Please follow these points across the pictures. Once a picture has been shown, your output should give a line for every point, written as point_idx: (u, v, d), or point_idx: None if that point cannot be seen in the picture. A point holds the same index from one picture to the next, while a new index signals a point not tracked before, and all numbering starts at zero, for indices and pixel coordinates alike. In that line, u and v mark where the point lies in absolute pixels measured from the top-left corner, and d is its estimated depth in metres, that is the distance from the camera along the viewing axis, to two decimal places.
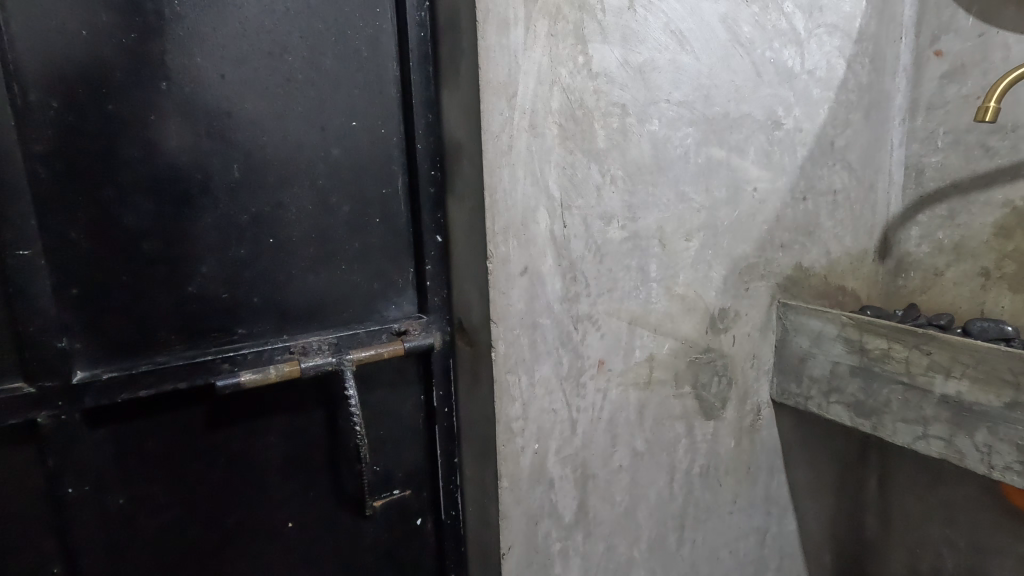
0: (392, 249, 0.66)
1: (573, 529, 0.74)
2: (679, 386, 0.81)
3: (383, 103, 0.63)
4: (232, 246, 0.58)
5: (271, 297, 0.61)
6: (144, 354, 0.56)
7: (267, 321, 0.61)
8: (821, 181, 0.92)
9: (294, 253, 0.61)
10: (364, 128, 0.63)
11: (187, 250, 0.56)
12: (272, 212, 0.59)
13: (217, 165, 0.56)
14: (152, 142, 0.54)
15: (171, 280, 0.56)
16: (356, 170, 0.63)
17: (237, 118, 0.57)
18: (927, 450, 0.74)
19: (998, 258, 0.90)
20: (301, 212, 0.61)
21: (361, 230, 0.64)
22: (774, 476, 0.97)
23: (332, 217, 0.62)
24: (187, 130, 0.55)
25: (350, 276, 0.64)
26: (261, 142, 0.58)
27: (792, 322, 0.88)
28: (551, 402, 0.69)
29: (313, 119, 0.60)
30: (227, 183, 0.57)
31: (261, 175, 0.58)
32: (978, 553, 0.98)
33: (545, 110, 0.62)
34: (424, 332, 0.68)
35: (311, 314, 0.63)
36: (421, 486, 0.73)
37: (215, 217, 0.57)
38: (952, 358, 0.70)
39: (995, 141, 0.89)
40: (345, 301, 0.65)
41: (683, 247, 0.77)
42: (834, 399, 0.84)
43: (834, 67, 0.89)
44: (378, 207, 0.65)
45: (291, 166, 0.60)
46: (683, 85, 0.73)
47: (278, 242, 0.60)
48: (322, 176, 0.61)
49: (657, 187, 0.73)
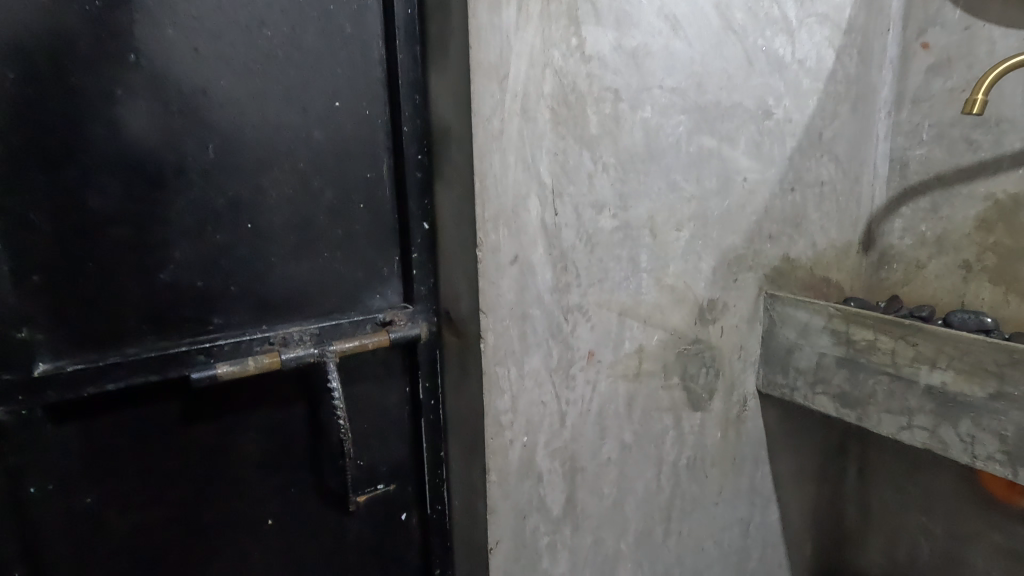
0: (377, 236, 0.64)
1: (561, 523, 0.73)
2: (668, 378, 0.80)
3: (367, 83, 0.60)
4: (206, 233, 0.55)
5: (249, 286, 0.58)
6: (112, 346, 0.52)
7: (245, 312, 0.58)
8: (809, 172, 0.92)
9: (274, 240, 0.58)
10: (348, 110, 0.60)
11: (158, 237, 0.53)
12: (250, 196, 0.56)
13: (190, 147, 0.53)
14: (120, 120, 0.50)
15: (142, 268, 0.53)
16: (340, 153, 0.60)
17: (212, 96, 0.53)
18: (911, 440, 0.75)
19: (979, 251, 0.91)
20: (281, 197, 0.58)
21: (344, 216, 0.61)
22: (758, 466, 0.98)
23: (314, 203, 0.60)
24: (157, 107, 0.51)
25: (333, 264, 0.62)
26: (238, 122, 0.55)
27: (779, 314, 0.88)
28: (540, 394, 0.67)
29: (294, 99, 0.57)
30: (201, 166, 0.54)
31: (238, 158, 0.55)
32: (954, 540, 1.00)
33: (537, 94, 0.60)
34: (410, 323, 0.65)
35: (292, 304, 0.60)
36: (406, 480, 0.71)
37: (188, 201, 0.54)
38: (937, 350, 0.71)
39: (979, 135, 0.89)
40: (327, 290, 0.62)
41: (673, 238, 0.76)
42: (819, 390, 0.84)
43: (823, 57, 0.89)
44: (362, 193, 0.62)
45: (270, 148, 0.57)
46: (676, 72, 0.71)
47: (257, 229, 0.57)
48: (303, 159, 0.58)
49: (649, 176, 0.72)
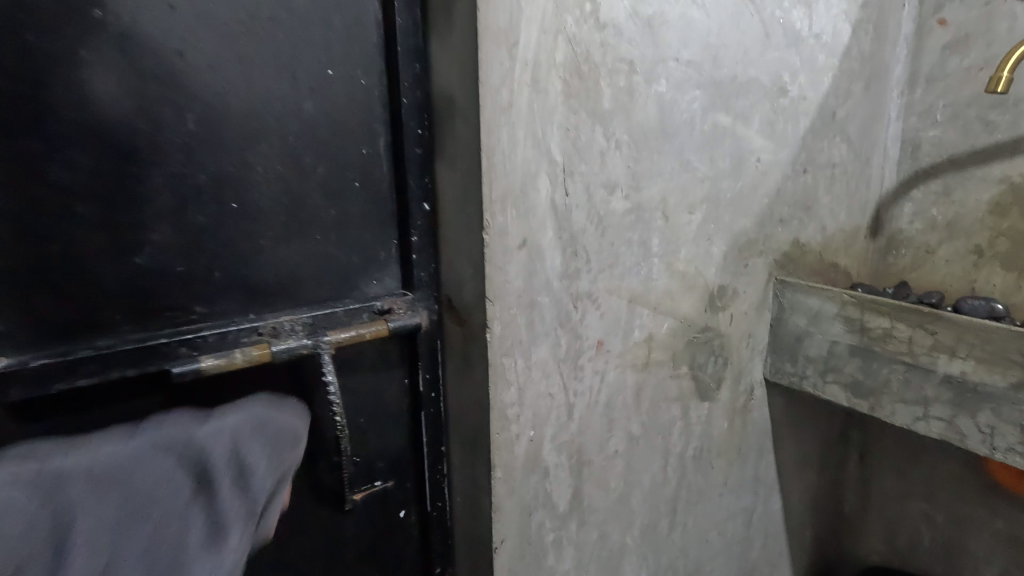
0: (373, 218, 0.59)
1: (567, 519, 0.70)
2: (676, 367, 0.77)
3: (363, 50, 0.55)
4: (187, 213, 0.50)
5: (235, 272, 0.53)
6: (83, 338, 0.48)
7: (231, 300, 0.53)
8: (821, 154, 0.88)
9: (262, 222, 0.53)
10: (342, 79, 0.55)
11: (133, 216, 0.48)
12: (235, 173, 0.51)
13: (166, 116, 0.48)
14: (86, 85, 0.44)
15: (115, 252, 0.48)
16: (333, 127, 0.55)
17: (190, 60, 0.48)
18: (927, 431, 0.73)
19: (992, 236, 0.89)
20: (269, 174, 0.53)
21: (338, 196, 0.57)
22: (763, 456, 0.96)
23: (305, 181, 0.55)
24: (129, 71, 0.46)
25: (326, 248, 0.57)
26: (220, 91, 0.49)
27: (789, 300, 0.85)
28: (548, 386, 0.64)
29: (282, 65, 0.52)
30: (179, 138, 0.49)
31: (220, 130, 0.50)
32: (956, 527, 0.99)
33: (548, 63, 0.55)
34: (410, 311, 0.61)
35: (281, 291, 0.55)
36: (405, 476, 0.67)
37: (166, 177, 0.49)
38: (957, 338, 0.68)
39: (996, 116, 0.86)
40: (321, 276, 0.57)
41: (685, 221, 0.72)
42: (830, 379, 0.82)
43: (839, 32, 0.85)
44: (357, 171, 0.57)
45: (256, 120, 0.51)
46: (692, 44, 0.67)
47: (243, 209, 0.52)
48: (293, 132, 0.53)
49: (662, 155, 0.67)
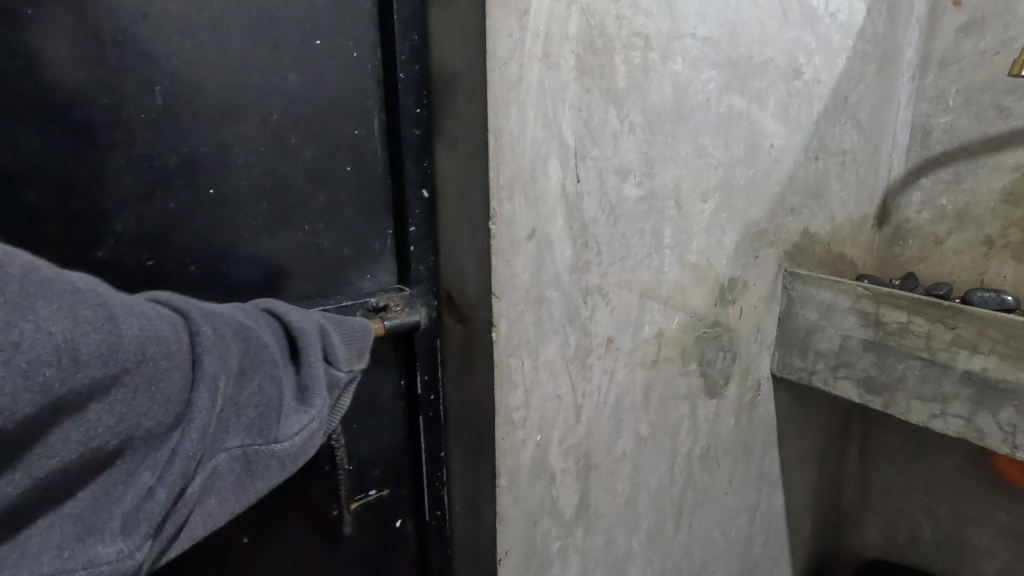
0: (367, 206, 0.54)
1: (573, 525, 0.66)
2: (685, 364, 0.73)
3: (354, 18, 0.50)
4: (155, 199, 0.44)
5: (212, 268, 0.47)
6: None
7: (208, 298, 0.48)
8: (833, 140, 0.85)
9: (242, 210, 0.48)
10: (328, 51, 0.49)
11: (90, 198, 0.42)
12: (211, 154, 0.45)
13: (128, 86, 0.42)
14: (30, 47, 0.38)
15: (72, 243, 0.42)
16: (321, 104, 0.49)
17: (156, 23, 0.42)
18: (944, 428, 0.70)
19: (1003, 226, 0.86)
20: (251, 155, 0.47)
21: (328, 181, 0.51)
22: (767, 452, 0.93)
23: (291, 164, 0.49)
24: (83, 33, 0.39)
25: (315, 239, 0.52)
26: (191, 59, 0.43)
27: (798, 293, 0.82)
28: (555, 387, 0.59)
29: (262, 33, 0.46)
30: (144, 112, 0.42)
31: (192, 104, 0.44)
32: (959, 521, 0.98)
33: (561, 35, 0.50)
34: (407, 308, 0.56)
35: (265, 289, 0.50)
36: (401, 484, 0.63)
37: (130, 157, 0.43)
38: (980, 333, 0.65)
39: (1011, 102, 0.84)
40: (309, 270, 0.52)
41: (698, 210, 0.68)
42: (841, 374, 0.79)
43: (854, 12, 0.81)
44: (350, 153, 0.52)
45: (233, 94, 0.45)
46: (709, 19, 0.62)
47: (220, 196, 0.46)
48: (276, 110, 0.48)
49: (676, 139, 0.63)
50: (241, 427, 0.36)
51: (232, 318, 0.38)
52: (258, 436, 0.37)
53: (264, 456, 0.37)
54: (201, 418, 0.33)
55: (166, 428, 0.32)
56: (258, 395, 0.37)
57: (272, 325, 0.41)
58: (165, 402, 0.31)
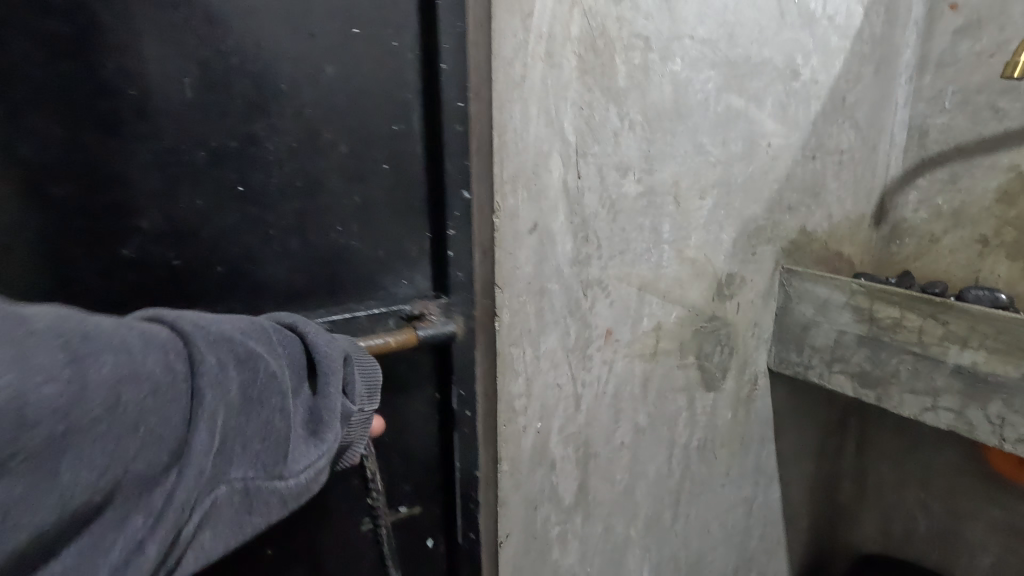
0: (397, 206, 0.55)
1: (572, 512, 0.68)
2: (683, 357, 0.75)
3: (387, 17, 0.51)
4: (182, 194, 0.46)
5: (240, 265, 0.49)
6: None
7: (236, 293, 0.50)
8: (830, 139, 0.86)
9: (269, 208, 0.49)
10: (368, 38, 0.50)
11: (122, 190, 0.44)
12: (240, 152, 0.47)
13: (160, 82, 0.44)
14: (73, 44, 0.40)
15: (105, 234, 0.44)
16: (353, 102, 0.51)
17: (192, 22, 0.44)
18: (935, 421, 0.72)
19: (997, 225, 0.88)
20: (274, 149, 0.49)
21: (357, 181, 0.52)
22: (764, 446, 0.95)
23: (318, 163, 0.51)
24: (123, 32, 0.42)
25: (344, 240, 0.53)
26: (226, 57, 0.45)
27: (795, 289, 0.84)
28: (556, 377, 0.61)
29: (294, 32, 0.47)
30: (175, 106, 0.44)
31: (222, 102, 0.46)
32: (952, 515, 0.99)
33: (564, 37, 0.52)
34: (442, 318, 0.52)
35: (294, 289, 0.52)
36: (433, 502, 0.59)
37: (158, 151, 0.45)
38: (970, 328, 0.67)
39: (1006, 103, 0.85)
40: (334, 269, 0.53)
41: (697, 206, 0.70)
42: (837, 369, 0.81)
43: (851, 14, 0.82)
44: (380, 152, 0.53)
45: (263, 92, 0.47)
46: (708, 21, 0.64)
47: (247, 194, 0.48)
48: (309, 104, 0.49)
49: (676, 137, 0.65)
50: (245, 460, 0.34)
51: (247, 340, 0.37)
52: (261, 471, 0.35)
53: (267, 493, 0.35)
54: (200, 459, 0.31)
55: (159, 469, 0.29)
56: (263, 428, 0.35)
57: (285, 348, 0.40)
58: (158, 439, 0.29)
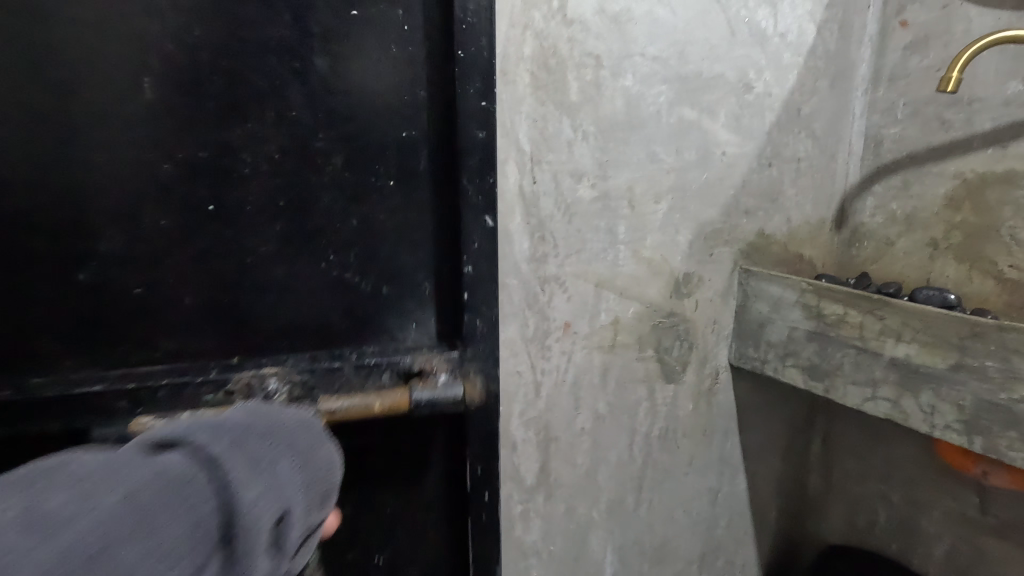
0: (386, 239, 0.60)
1: (534, 491, 0.74)
2: (642, 350, 0.81)
3: (387, 56, 0.56)
4: (156, 218, 0.52)
5: (216, 286, 0.55)
6: (64, 338, 0.52)
7: (212, 311, 0.56)
8: (787, 148, 0.92)
9: (243, 234, 0.55)
10: (368, 72, 0.56)
11: (88, 184, 0.50)
12: (216, 176, 0.53)
13: (140, 117, 0.50)
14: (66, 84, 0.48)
15: (90, 250, 0.51)
16: (345, 133, 0.56)
17: (171, 64, 0.50)
18: (875, 411, 0.77)
19: (946, 229, 0.93)
20: (232, 151, 0.53)
21: (333, 211, 0.57)
22: (728, 438, 1.00)
23: (291, 194, 0.56)
24: (112, 72, 0.49)
25: (321, 271, 0.58)
26: (204, 93, 0.52)
27: (752, 288, 0.89)
28: (515, 363, 0.67)
29: (273, 72, 0.53)
30: (148, 136, 0.51)
31: (197, 133, 0.52)
32: (910, 506, 1.04)
33: (516, 57, 0.59)
34: (444, 384, 0.60)
35: (274, 315, 0.58)
36: (434, 530, 0.68)
37: (123, 169, 0.51)
38: (903, 323, 0.72)
39: (952, 114, 0.91)
40: (313, 297, 0.59)
41: (652, 210, 0.76)
42: (789, 363, 0.86)
43: (804, 31, 0.88)
44: (361, 170, 0.57)
45: (237, 124, 0.53)
46: (659, 40, 0.70)
47: (220, 217, 0.54)
48: (291, 137, 0.55)
49: (629, 146, 0.71)
50: None
51: (202, 501, 0.33)
52: None
53: None
54: None
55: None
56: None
57: (252, 488, 0.36)
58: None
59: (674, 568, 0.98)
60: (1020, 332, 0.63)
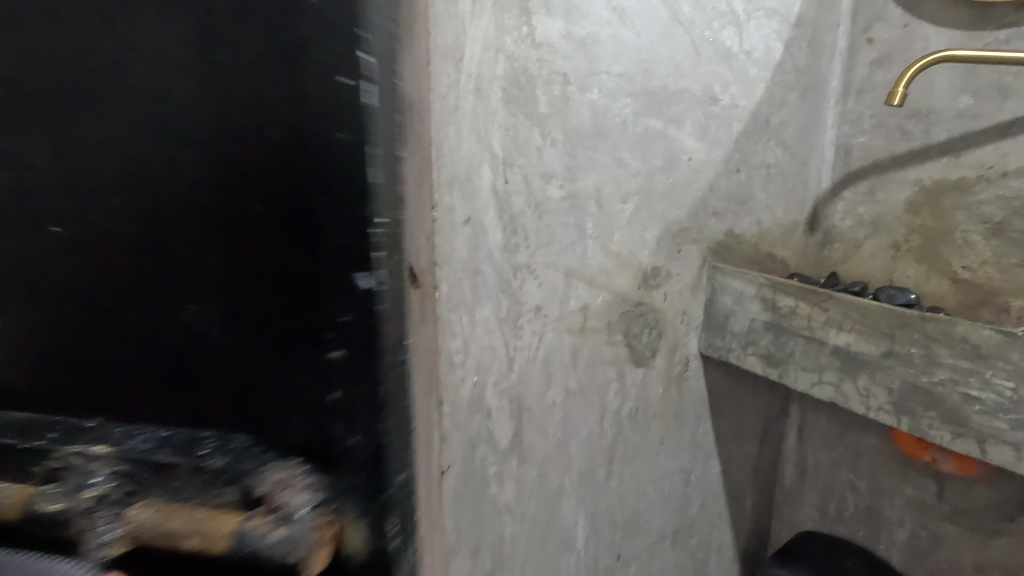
0: (203, 299, 0.57)
1: (507, 455, 0.84)
2: (611, 335, 0.90)
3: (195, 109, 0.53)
4: None
5: (40, 327, 0.58)
6: None
7: (42, 349, 0.59)
8: (755, 155, 1.00)
9: (64, 276, 0.57)
10: (175, 124, 0.53)
11: None
12: (38, 219, 0.56)
13: None
14: None
15: None
16: (150, 185, 0.55)
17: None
18: (821, 394, 0.84)
19: (907, 232, 1.00)
20: (64, 159, 0.54)
21: (143, 264, 0.56)
22: (700, 423, 1.08)
23: (106, 241, 0.56)
24: None
25: (132, 326, 0.58)
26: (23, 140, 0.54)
27: (719, 282, 0.97)
28: (490, 340, 0.77)
29: (79, 124, 0.54)
30: None
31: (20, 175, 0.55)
32: (874, 494, 1.10)
33: (490, 75, 0.68)
34: (276, 525, 0.55)
35: (100, 364, 0.59)
36: None
37: None
38: (843, 314, 0.80)
39: (913, 125, 0.98)
40: (131, 352, 0.58)
41: (619, 209, 0.85)
42: (749, 351, 0.94)
43: (771, 49, 0.96)
44: (187, 191, 0.55)
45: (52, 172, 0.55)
46: (623, 59, 0.79)
47: (44, 258, 0.57)
48: (100, 189, 0.55)
49: (596, 152, 0.80)
50: None
51: None
52: None
53: None
54: None
55: None
56: None
57: None
58: None
59: (646, 540, 1.06)
60: (938, 321, 0.70)
